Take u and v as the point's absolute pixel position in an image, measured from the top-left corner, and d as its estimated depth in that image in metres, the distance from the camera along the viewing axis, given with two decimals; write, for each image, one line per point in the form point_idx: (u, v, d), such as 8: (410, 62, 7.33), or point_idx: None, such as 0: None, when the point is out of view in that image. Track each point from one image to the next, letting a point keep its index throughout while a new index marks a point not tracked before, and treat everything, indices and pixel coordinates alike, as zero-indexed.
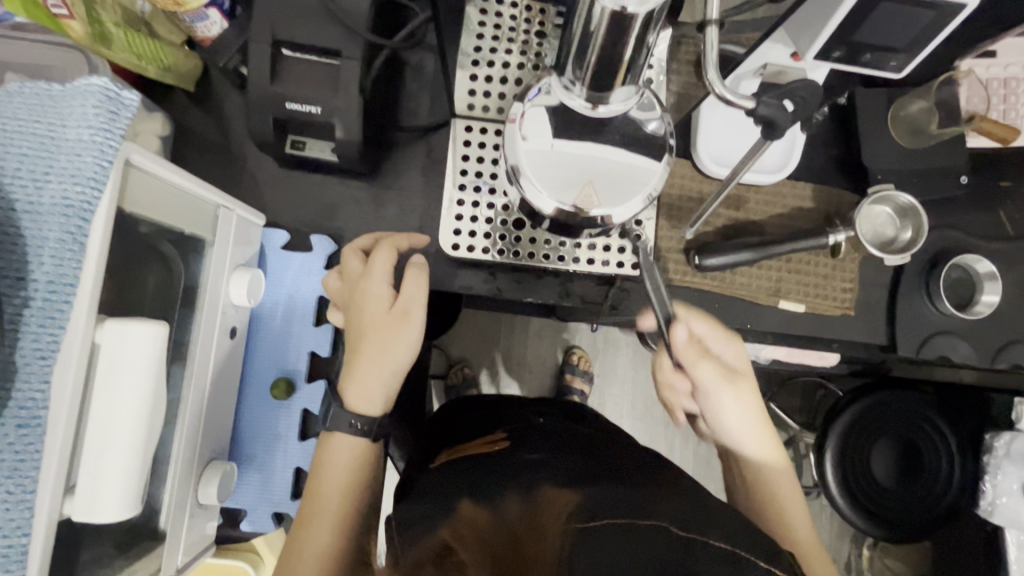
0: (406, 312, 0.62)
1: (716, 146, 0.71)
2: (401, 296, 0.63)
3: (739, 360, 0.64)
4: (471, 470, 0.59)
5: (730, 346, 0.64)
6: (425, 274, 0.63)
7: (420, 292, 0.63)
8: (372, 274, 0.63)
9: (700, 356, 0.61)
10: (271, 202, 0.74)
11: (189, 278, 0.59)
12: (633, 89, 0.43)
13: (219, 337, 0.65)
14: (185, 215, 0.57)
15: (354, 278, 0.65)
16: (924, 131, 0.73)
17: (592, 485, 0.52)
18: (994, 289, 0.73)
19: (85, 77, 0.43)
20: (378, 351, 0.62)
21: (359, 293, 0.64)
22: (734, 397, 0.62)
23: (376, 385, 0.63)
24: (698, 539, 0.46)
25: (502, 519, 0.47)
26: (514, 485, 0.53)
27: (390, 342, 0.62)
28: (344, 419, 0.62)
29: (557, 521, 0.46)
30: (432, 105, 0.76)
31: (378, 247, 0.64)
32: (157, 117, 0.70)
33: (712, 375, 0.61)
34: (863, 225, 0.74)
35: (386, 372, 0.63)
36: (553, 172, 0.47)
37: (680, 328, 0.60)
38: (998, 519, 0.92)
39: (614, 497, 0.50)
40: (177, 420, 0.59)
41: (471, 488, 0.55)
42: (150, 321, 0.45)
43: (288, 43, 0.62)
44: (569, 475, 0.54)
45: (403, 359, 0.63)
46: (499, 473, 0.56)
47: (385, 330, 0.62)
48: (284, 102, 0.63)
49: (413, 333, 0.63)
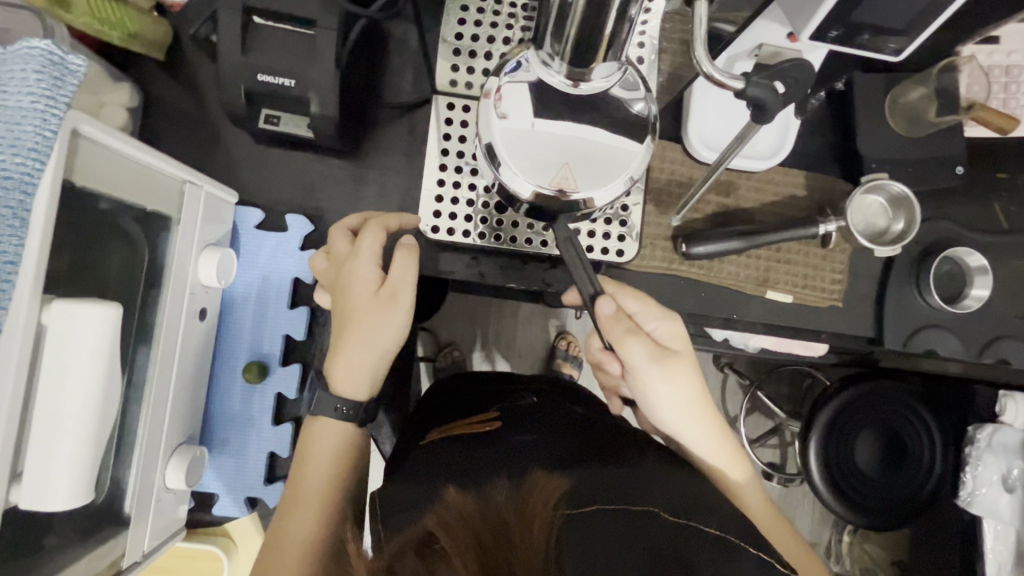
0: (394, 293, 0.60)
1: (708, 129, 0.69)
2: (389, 278, 0.60)
3: (677, 339, 0.61)
4: (459, 451, 0.57)
5: (665, 322, 0.61)
6: (414, 256, 0.60)
7: (409, 272, 0.60)
8: (359, 254, 0.61)
9: (628, 333, 0.57)
10: (246, 180, 0.72)
11: (155, 257, 0.57)
12: (615, 66, 0.41)
13: (187, 320, 0.63)
14: (147, 189, 0.54)
15: (341, 258, 0.63)
16: (921, 118, 0.72)
17: (580, 468, 0.51)
18: (984, 284, 0.72)
19: (26, 39, 0.40)
20: (364, 333, 0.60)
21: (346, 273, 0.62)
22: (666, 379, 0.59)
23: (363, 368, 0.61)
24: (690, 524, 0.47)
25: (490, 505, 0.43)
26: (504, 469, 0.50)
27: (376, 325, 0.60)
28: (330, 404, 0.61)
29: (546, 507, 0.43)
30: (415, 80, 0.73)
31: (366, 226, 0.62)
32: (124, 88, 0.67)
33: (641, 355, 0.58)
34: (856, 216, 0.72)
35: (371, 355, 0.61)
36: (531, 153, 0.44)
37: (605, 302, 0.55)
38: (976, 509, 0.94)
39: (600, 481, 0.50)
40: (142, 404, 0.57)
41: (456, 469, 0.54)
42: (103, 304, 0.44)
43: (259, 11, 0.59)
44: (557, 459, 0.53)
45: (389, 342, 0.61)
46: (488, 454, 0.55)
47: (371, 313, 0.60)
48: (257, 74, 0.60)
49: (401, 317, 0.61)
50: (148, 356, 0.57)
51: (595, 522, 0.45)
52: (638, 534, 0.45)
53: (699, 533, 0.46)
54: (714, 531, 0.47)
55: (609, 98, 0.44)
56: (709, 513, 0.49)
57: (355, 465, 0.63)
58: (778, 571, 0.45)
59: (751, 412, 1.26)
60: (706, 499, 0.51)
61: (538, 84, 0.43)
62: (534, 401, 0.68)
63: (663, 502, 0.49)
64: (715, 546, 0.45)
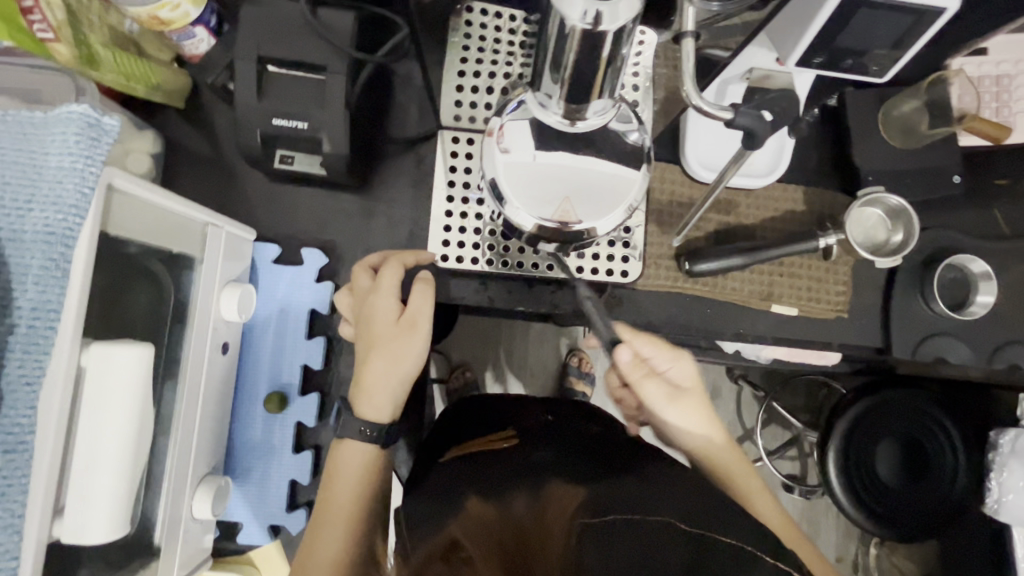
0: (413, 322, 0.62)
1: (704, 151, 0.71)
2: (408, 308, 0.63)
3: (689, 376, 0.63)
4: (478, 465, 0.56)
5: (677, 362, 0.63)
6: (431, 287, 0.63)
7: (427, 303, 0.63)
8: (380, 288, 0.63)
9: (645, 376, 0.61)
10: (264, 216, 0.76)
11: (180, 295, 0.60)
12: (609, 101, 0.43)
13: (211, 353, 0.65)
14: (172, 234, 0.58)
15: (363, 293, 0.65)
16: (916, 131, 0.73)
17: (597, 481, 0.50)
18: (988, 290, 0.72)
19: (65, 105, 0.43)
20: (384, 361, 0.61)
21: (367, 306, 0.64)
22: (679, 414, 0.62)
23: (385, 393, 0.62)
24: (705, 535, 0.45)
25: (510, 515, 0.45)
26: (521, 484, 0.50)
27: (398, 353, 0.61)
28: (354, 425, 0.62)
29: (564, 516, 0.44)
30: (421, 115, 0.76)
31: (385, 263, 0.65)
32: (147, 136, 0.72)
33: (657, 394, 0.62)
34: (854, 228, 0.73)
35: (394, 381, 0.62)
36: (532, 186, 0.47)
37: (623, 351, 0.58)
38: (1005, 516, 0.92)
39: (615, 492, 0.48)
40: (170, 436, 0.59)
41: (476, 482, 0.52)
42: (136, 344, 0.46)
43: (273, 60, 0.63)
44: (577, 473, 0.52)
45: (411, 369, 0.63)
46: (506, 467, 0.54)
47: (394, 341, 0.62)
48: (273, 118, 0.64)
49: (420, 344, 0.62)
50: (175, 390, 0.60)
51: (614, 530, 0.43)
52: (654, 545, 0.42)
53: (715, 546, 0.44)
54: (732, 541, 0.45)
55: (606, 132, 0.47)
56: (721, 526, 0.47)
57: (381, 483, 0.63)
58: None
59: (768, 423, 1.24)
60: (723, 510, 0.49)
61: (538, 122, 0.45)
62: (547, 421, 0.68)
63: (676, 514, 0.47)
64: (733, 558, 0.43)
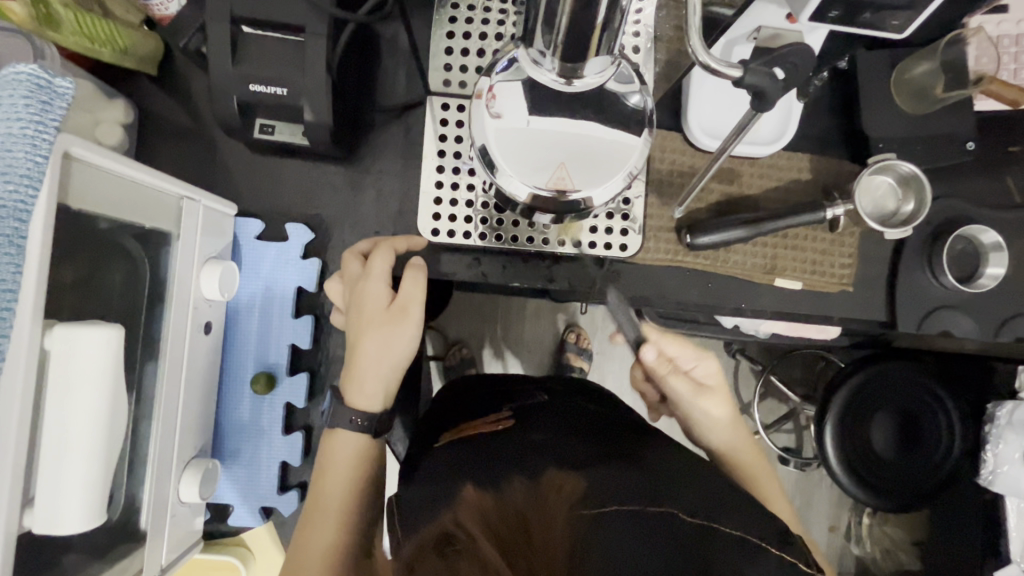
0: (404, 309, 0.60)
1: (706, 116, 0.67)
2: (398, 294, 0.60)
3: (714, 374, 0.64)
4: (473, 450, 0.54)
5: (704, 360, 0.63)
6: (423, 275, 0.61)
7: (419, 288, 0.60)
8: (371, 274, 0.61)
9: (669, 372, 0.63)
10: (246, 190, 0.72)
11: (157, 272, 0.57)
12: (609, 59, 0.39)
13: (193, 333, 0.63)
14: (147, 209, 0.55)
15: (353, 280, 0.63)
16: (929, 94, 0.69)
17: (599, 467, 0.48)
18: (999, 261, 0.70)
19: (12, 64, 0.40)
20: (373, 350, 0.59)
21: (358, 293, 0.61)
22: (705, 410, 0.64)
23: (375, 381, 0.60)
24: (709, 527, 0.44)
25: (507, 501, 0.40)
26: (518, 467, 0.47)
27: (388, 339, 0.59)
28: (345, 415, 0.60)
29: (567, 500, 0.41)
30: (409, 81, 0.72)
31: (377, 249, 0.63)
32: (118, 104, 0.68)
33: (683, 389, 0.63)
34: (863, 198, 0.70)
35: (384, 368, 0.60)
36: (526, 154, 0.44)
37: (649, 349, 0.61)
38: (999, 488, 0.91)
39: (617, 479, 0.46)
40: (151, 419, 0.57)
41: (473, 467, 0.50)
42: (105, 326, 0.44)
43: (247, 20, 0.59)
44: (576, 456, 0.50)
45: (402, 357, 0.60)
46: (502, 450, 0.52)
47: (381, 328, 0.59)
48: (250, 84, 0.60)
49: (411, 331, 0.60)
50: (155, 372, 0.57)
51: (618, 523, 0.41)
52: (652, 536, 0.42)
53: (718, 538, 0.43)
54: (735, 532, 0.44)
55: (606, 93, 0.43)
56: (727, 516, 0.46)
57: (374, 472, 0.61)
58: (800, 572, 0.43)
59: (765, 397, 1.23)
60: (731, 501, 0.48)
61: (530, 81, 0.42)
62: (544, 399, 0.66)
63: (680, 503, 0.46)
64: (739, 548, 0.43)
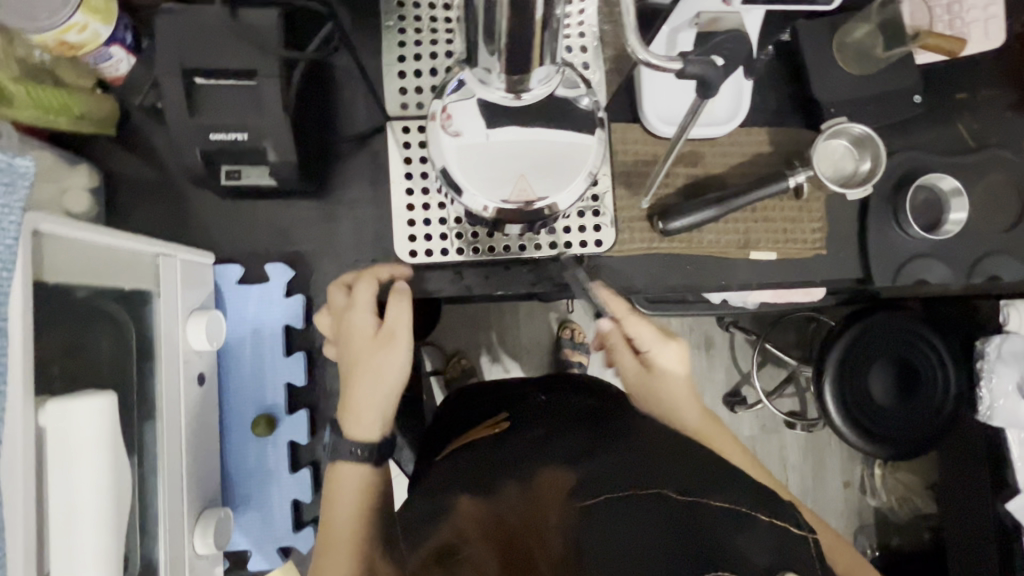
0: (391, 334, 0.62)
1: (661, 104, 0.69)
2: (385, 320, 0.63)
3: (674, 361, 0.67)
4: (471, 457, 0.55)
5: (664, 346, 0.67)
6: (407, 300, 0.63)
7: (404, 313, 0.63)
8: (356, 305, 0.63)
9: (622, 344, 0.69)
10: (222, 236, 0.73)
11: (143, 331, 0.57)
12: (553, 68, 0.40)
13: (186, 386, 0.63)
14: (123, 271, 0.55)
15: (340, 311, 0.65)
16: (871, 55, 0.71)
17: (591, 459, 0.48)
18: (960, 206, 0.73)
19: None
20: (368, 377, 0.61)
21: (345, 324, 0.64)
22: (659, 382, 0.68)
23: (373, 408, 0.61)
24: (699, 501, 0.41)
25: (501, 509, 0.46)
26: (515, 469, 0.49)
27: (380, 366, 0.62)
28: (346, 447, 0.61)
29: (556, 501, 0.45)
30: (368, 108, 0.73)
31: (359, 279, 0.65)
32: (83, 170, 0.68)
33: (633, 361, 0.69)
34: (823, 164, 0.72)
35: (380, 395, 0.62)
36: (487, 170, 0.45)
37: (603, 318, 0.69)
38: (999, 421, 0.95)
39: (609, 467, 0.46)
40: (156, 476, 0.57)
41: (471, 473, 0.51)
42: (96, 394, 0.45)
43: (199, 72, 0.59)
44: (571, 450, 0.50)
45: (395, 381, 0.62)
46: (499, 453, 0.53)
47: (373, 356, 0.62)
48: (211, 133, 0.60)
49: (401, 355, 0.62)
50: (154, 429, 0.58)
51: (608, 514, 0.42)
52: (646, 523, 0.41)
53: (710, 513, 0.41)
54: (727, 503, 0.41)
55: (557, 102, 0.44)
56: (719, 487, 0.43)
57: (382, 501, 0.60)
58: (797, 539, 0.41)
59: (764, 365, 1.25)
60: (723, 473, 0.46)
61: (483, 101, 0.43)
62: (543, 400, 0.66)
63: (669, 480, 0.43)
64: (732, 521, 0.40)
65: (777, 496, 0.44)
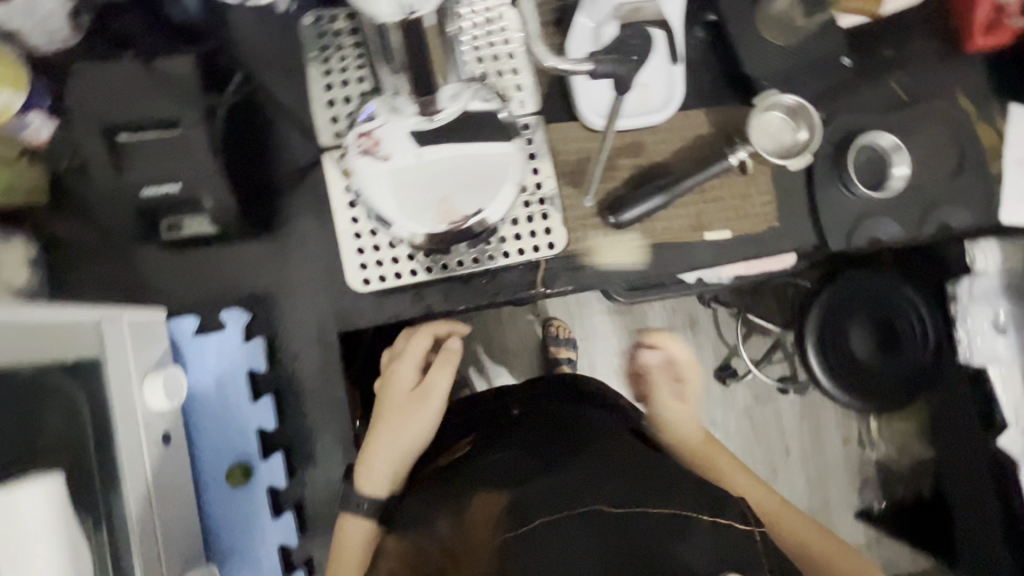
0: (426, 395, 0.71)
1: (593, 97, 0.70)
2: (425, 379, 0.72)
3: None
4: (432, 488, 0.58)
5: None
6: (452, 363, 0.72)
7: (444, 378, 0.72)
8: (405, 357, 0.73)
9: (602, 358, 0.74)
10: (172, 289, 0.71)
11: (94, 400, 0.56)
12: (458, 86, 0.49)
13: (150, 450, 0.61)
14: (65, 342, 0.53)
15: (390, 358, 0.75)
16: (794, 26, 0.73)
17: (535, 479, 0.48)
18: (902, 161, 0.74)
19: None
20: (391, 429, 0.69)
21: (391, 370, 0.73)
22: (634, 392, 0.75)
23: (384, 462, 0.68)
24: (635, 512, 0.43)
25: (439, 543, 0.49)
26: (459, 499, 0.52)
27: (409, 421, 0.70)
28: (354, 500, 0.66)
29: (487, 529, 0.46)
30: (305, 140, 0.72)
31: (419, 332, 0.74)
32: (18, 243, 0.67)
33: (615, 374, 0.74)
34: (763, 138, 0.72)
35: (396, 454, 0.69)
36: (413, 189, 0.50)
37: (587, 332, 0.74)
38: (978, 360, 0.92)
39: (554, 484, 0.47)
40: (126, 544, 0.56)
41: (429, 505, 0.55)
42: (40, 478, 0.44)
43: (124, 128, 0.57)
44: (519, 472, 0.51)
45: (414, 439, 0.70)
46: (452, 483, 0.55)
47: (406, 409, 0.71)
48: (142, 188, 0.59)
49: (431, 414, 0.71)
50: (118, 497, 0.56)
51: (541, 532, 0.43)
52: (583, 538, 0.42)
53: (645, 522, 0.42)
54: (664, 510, 0.43)
55: (471, 117, 0.51)
56: (658, 496, 0.45)
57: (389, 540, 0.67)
58: (732, 537, 0.43)
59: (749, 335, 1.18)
60: (667, 481, 0.48)
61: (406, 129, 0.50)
62: (516, 413, 0.66)
63: (612, 493, 0.45)
64: (665, 529, 0.42)
65: (718, 492, 0.47)
